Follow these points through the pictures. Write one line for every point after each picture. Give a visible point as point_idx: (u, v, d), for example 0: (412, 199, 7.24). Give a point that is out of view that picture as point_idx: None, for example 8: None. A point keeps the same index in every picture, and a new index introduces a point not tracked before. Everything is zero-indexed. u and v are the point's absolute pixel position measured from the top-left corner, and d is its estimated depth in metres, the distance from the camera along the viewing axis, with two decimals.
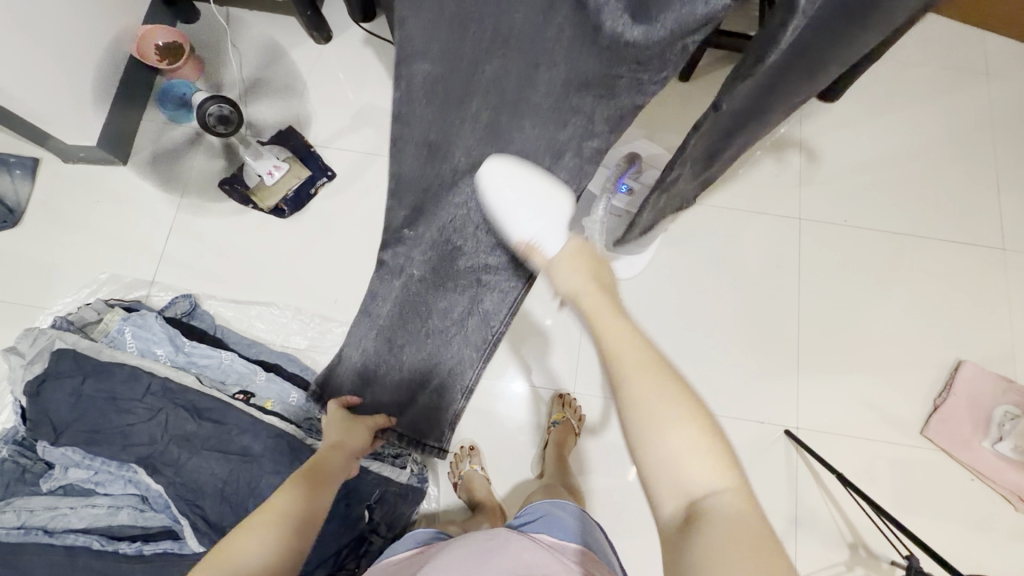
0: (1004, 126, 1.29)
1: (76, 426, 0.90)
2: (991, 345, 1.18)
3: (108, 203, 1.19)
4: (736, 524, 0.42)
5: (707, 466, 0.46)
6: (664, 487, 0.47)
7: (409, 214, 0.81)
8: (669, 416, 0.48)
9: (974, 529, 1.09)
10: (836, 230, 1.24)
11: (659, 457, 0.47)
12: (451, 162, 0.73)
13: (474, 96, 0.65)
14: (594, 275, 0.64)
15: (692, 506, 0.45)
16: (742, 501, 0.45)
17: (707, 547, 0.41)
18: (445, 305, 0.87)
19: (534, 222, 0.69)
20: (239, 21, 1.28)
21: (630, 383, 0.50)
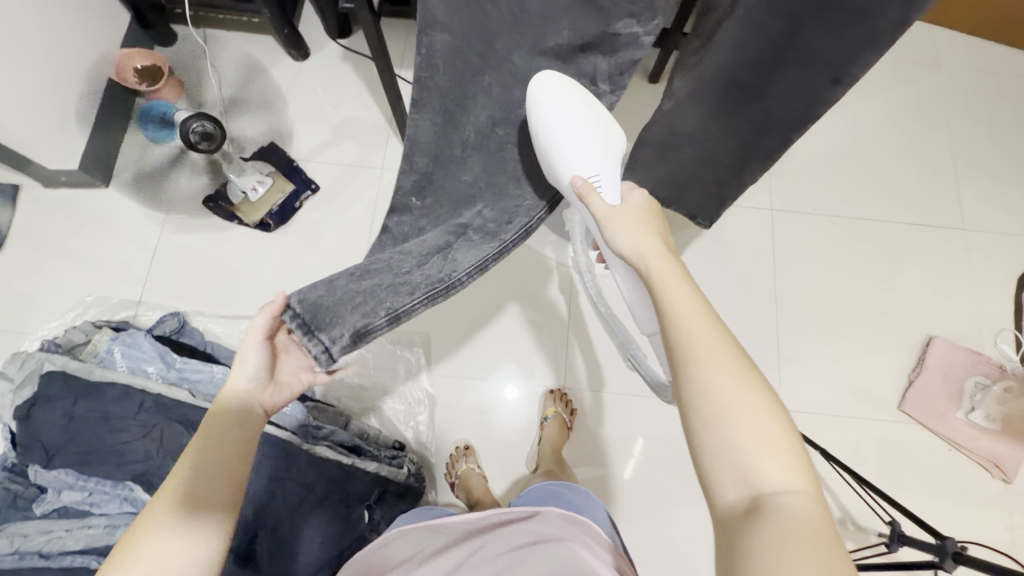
0: (957, 113, 1.36)
1: (69, 448, 0.90)
2: (959, 320, 1.23)
3: (92, 226, 1.19)
4: (809, 528, 0.38)
5: (776, 458, 0.42)
6: (727, 477, 0.42)
7: (418, 182, 0.75)
8: (740, 400, 0.44)
9: (955, 498, 1.13)
10: (805, 219, 1.29)
11: (723, 441, 0.43)
12: (462, 134, 0.74)
13: (488, 72, 0.72)
14: (663, 237, 0.57)
15: (758, 502, 0.40)
16: (814, 503, 0.40)
17: (775, 546, 0.37)
18: (420, 247, 0.68)
19: (592, 163, 0.65)
20: (216, 41, 1.31)
21: (705, 360, 0.45)
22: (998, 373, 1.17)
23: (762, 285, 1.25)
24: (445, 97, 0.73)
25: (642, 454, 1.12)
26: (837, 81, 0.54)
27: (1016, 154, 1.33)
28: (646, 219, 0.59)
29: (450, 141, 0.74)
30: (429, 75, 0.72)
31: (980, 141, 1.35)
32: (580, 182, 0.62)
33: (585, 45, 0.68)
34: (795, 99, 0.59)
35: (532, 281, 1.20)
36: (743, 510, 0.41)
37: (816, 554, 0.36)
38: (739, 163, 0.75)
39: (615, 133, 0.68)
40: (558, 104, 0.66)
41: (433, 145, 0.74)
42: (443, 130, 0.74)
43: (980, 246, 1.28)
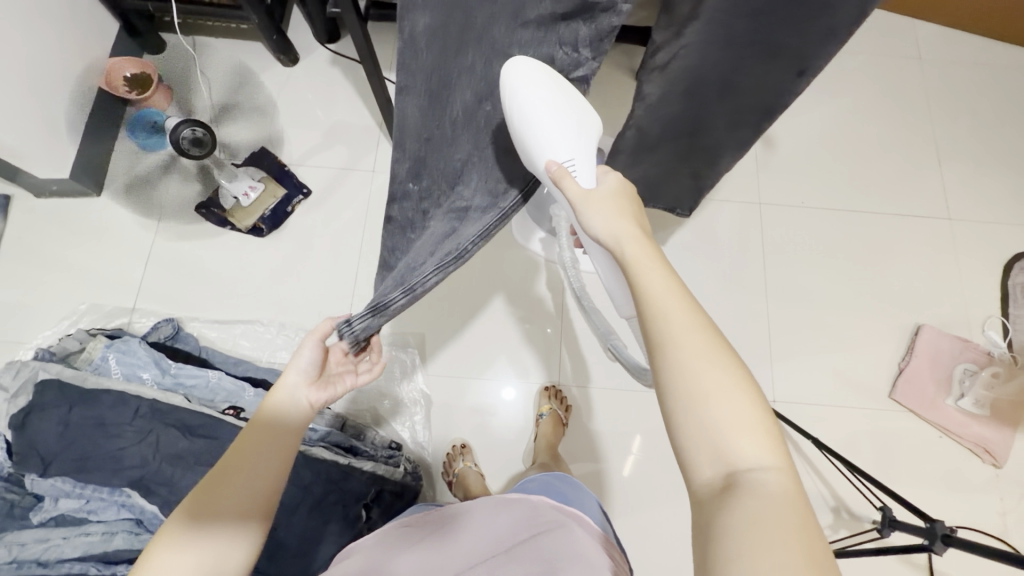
0: (940, 104, 1.39)
1: (65, 455, 0.90)
2: (947, 308, 1.25)
3: (84, 234, 1.19)
4: (782, 506, 0.39)
5: (751, 438, 0.42)
6: (703, 455, 0.43)
7: (411, 167, 0.71)
8: (716, 382, 0.44)
9: (947, 483, 1.14)
10: (793, 212, 1.31)
11: (700, 421, 0.43)
12: (450, 112, 0.64)
13: (470, 46, 0.60)
14: (638, 222, 0.56)
15: (733, 478, 0.41)
16: (788, 482, 0.41)
17: (748, 525, 0.38)
18: (435, 237, 0.65)
19: (571, 145, 0.59)
20: (206, 48, 1.31)
21: (680, 344, 0.46)
22: (985, 359, 1.19)
23: (753, 278, 1.26)
24: (430, 79, 0.63)
25: (639, 449, 1.13)
26: (802, 73, 0.58)
27: (999, 144, 1.36)
28: (624, 202, 0.57)
29: (436, 122, 0.65)
30: (411, 57, 0.63)
31: (964, 131, 1.37)
32: (553, 170, 0.58)
33: (565, 13, 0.57)
34: (762, 91, 0.62)
35: (524, 279, 1.21)
36: (720, 489, 0.41)
37: (790, 531, 0.37)
38: (711, 153, 0.78)
39: (591, 117, 0.61)
40: (537, 83, 0.57)
41: (420, 127, 0.66)
42: (431, 110, 0.64)
43: (966, 235, 1.30)
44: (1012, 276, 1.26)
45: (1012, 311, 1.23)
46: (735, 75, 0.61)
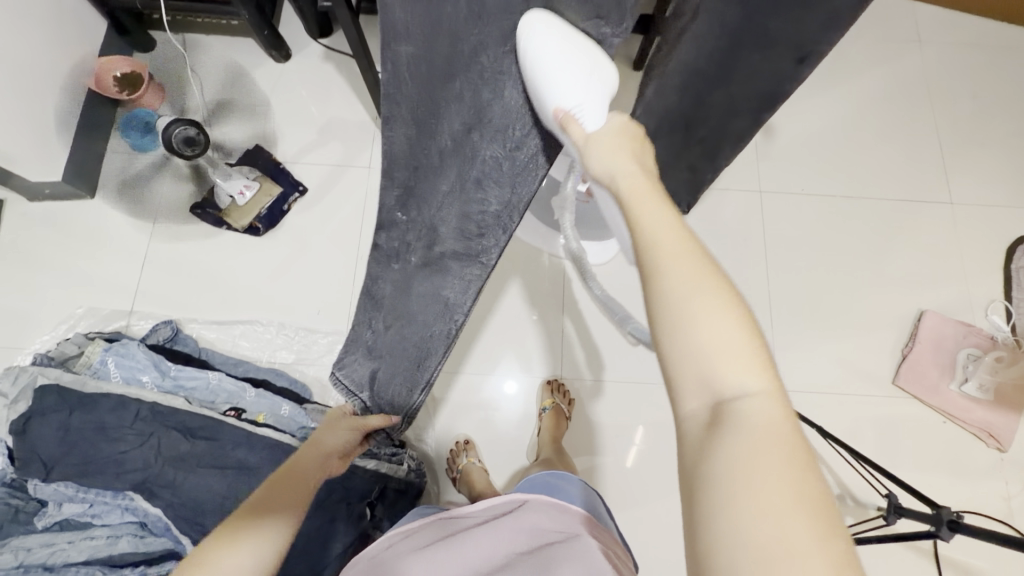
0: (940, 86, 1.37)
1: (67, 460, 0.90)
2: (949, 292, 1.24)
3: (79, 238, 1.18)
4: (771, 438, 0.36)
5: (742, 365, 0.38)
6: (689, 386, 0.39)
7: (401, 196, 0.71)
8: (705, 307, 0.39)
9: (951, 468, 1.14)
10: (794, 199, 1.30)
11: (687, 349, 0.39)
12: (438, 144, 0.62)
13: (457, 74, 0.54)
14: (638, 155, 0.50)
15: (720, 407, 0.38)
16: (776, 410, 0.37)
17: (735, 461, 0.35)
18: (415, 292, 0.75)
19: (579, 91, 0.51)
20: (197, 46, 1.29)
21: (667, 269, 0.41)
22: (988, 344, 1.19)
23: (754, 268, 1.25)
24: (417, 109, 0.60)
25: (642, 441, 1.13)
26: (802, 57, 0.55)
27: (1001, 126, 1.34)
28: (626, 137, 0.52)
29: (423, 153, 0.64)
30: (395, 88, 0.59)
31: (965, 115, 1.35)
32: (559, 118, 0.53)
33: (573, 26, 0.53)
34: (759, 80, 0.60)
35: (524, 273, 1.20)
36: (706, 423, 0.38)
37: (782, 469, 0.34)
38: (708, 144, 0.76)
39: (602, 65, 0.52)
40: (542, 31, 0.49)
41: (408, 161, 0.66)
42: (420, 142, 0.63)
43: (968, 219, 1.29)
44: (1014, 260, 1.25)
45: (1015, 294, 1.23)
46: (728, 66, 0.60)
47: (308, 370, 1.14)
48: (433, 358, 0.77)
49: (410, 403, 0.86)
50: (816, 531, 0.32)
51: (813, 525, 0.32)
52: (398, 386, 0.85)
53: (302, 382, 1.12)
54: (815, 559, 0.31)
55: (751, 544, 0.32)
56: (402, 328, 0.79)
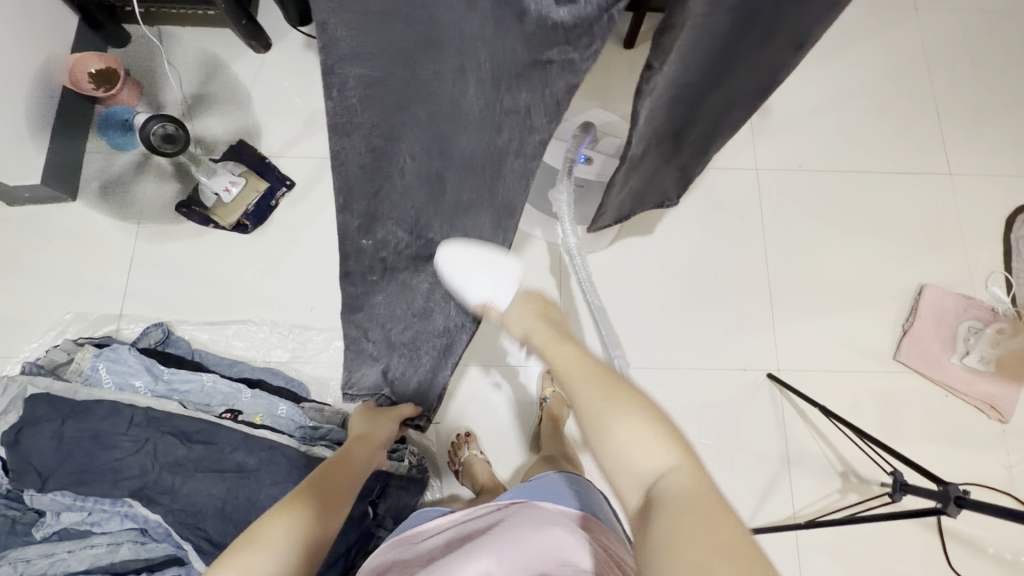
0: (936, 55, 1.34)
1: (61, 469, 0.88)
2: (948, 265, 1.23)
3: (63, 241, 1.15)
4: (688, 502, 0.43)
5: (651, 449, 0.48)
6: (625, 480, 0.49)
7: (369, 217, 0.70)
8: (614, 412, 0.52)
9: (955, 441, 1.14)
10: (790, 175, 1.28)
11: (612, 450, 0.50)
12: (400, 168, 0.65)
13: (413, 98, 0.56)
14: (541, 312, 0.71)
15: (648, 494, 0.46)
16: (689, 479, 0.46)
17: (664, 531, 0.42)
18: (410, 301, 0.83)
19: (484, 288, 0.74)
20: (172, 37, 1.25)
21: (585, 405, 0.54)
22: (989, 316, 1.18)
23: (751, 247, 1.24)
24: (373, 133, 0.60)
25: None
26: (801, 45, 0.55)
27: (998, 93, 1.32)
28: (538, 307, 0.72)
29: (384, 176, 0.65)
30: (345, 116, 0.58)
31: (962, 83, 1.33)
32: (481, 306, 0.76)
33: (516, 76, 0.50)
34: (754, 71, 0.60)
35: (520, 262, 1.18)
36: (642, 510, 0.46)
37: (700, 524, 0.41)
38: (702, 141, 0.77)
39: (505, 261, 0.75)
40: (460, 257, 0.74)
41: (369, 185, 0.66)
42: (377, 166, 0.64)
43: (966, 189, 1.27)
44: (1014, 229, 1.24)
45: (1014, 264, 1.22)
46: (724, 68, 0.59)
47: (304, 368, 1.12)
48: (456, 344, 0.89)
49: (442, 375, 0.97)
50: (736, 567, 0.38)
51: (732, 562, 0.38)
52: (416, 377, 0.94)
53: (298, 380, 1.10)
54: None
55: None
56: (417, 338, 0.87)
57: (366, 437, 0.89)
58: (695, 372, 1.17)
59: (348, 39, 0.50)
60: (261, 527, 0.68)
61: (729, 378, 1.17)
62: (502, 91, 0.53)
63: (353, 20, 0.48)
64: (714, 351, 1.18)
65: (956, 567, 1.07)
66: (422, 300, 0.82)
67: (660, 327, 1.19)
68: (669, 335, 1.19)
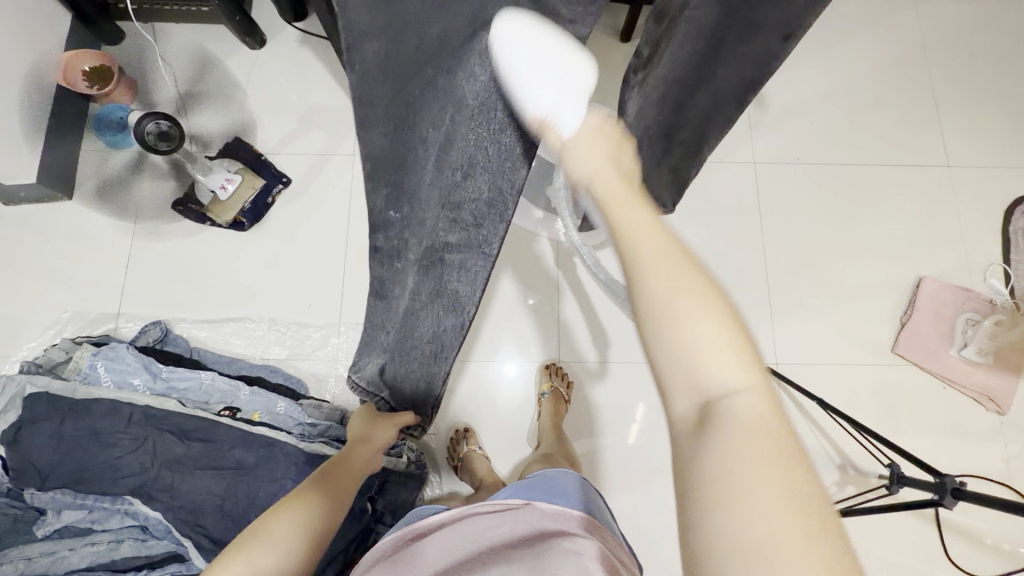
0: (936, 45, 1.33)
1: (62, 467, 0.89)
2: (946, 257, 1.23)
3: (60, 240, 1.15)
4: (762, 432, 0.33)
5: (725, 359, 0.36)
6: (677, 380, 0.36)
7: (389, 195, 0.56)
8: (681, 296, 0.37)
9: (953, 433, 1.14)
10: (788, 169, 1.27)
11: (669, 346, 0.36)
12: (422, 136, 0.48)
13: (436, 61, 0.43)
14: (602, 147, 0.49)
15: (706, 407, 0.35)
16: (762, 403, 0.35)
17: (726, 463, 0.32)
18: (411, 296, 0.67)
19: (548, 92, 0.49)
20: (166, 35, 1.24)
21: (645, 273, 0.38)
22: (987, 308, 1.18)
23: (750, 241, 1.23)
24: (394, 105, 0.48)
25: (645, 418, 1.13)
26: (788, 37, 0.51)
27: (998, 84, 1.31)
28: (596, 132, 0.51)
29: (405, 144, 0.49)
30: (367, 89, 0.47)
31: (961, 74, 1.32)
32: (536, 125, 0.50)
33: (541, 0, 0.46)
34: (741, 68, 0.58)
35: (518, 257, 1.18)
36: (695, 420, 0.35)
37: (771, 465, 0.31)
38: (693, 143, 0.74)
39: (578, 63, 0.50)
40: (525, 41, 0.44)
41: (394, 167, 0.53)
42: (401, 140, 0.50)
43: (965, 181, 1.27)
44: (1013, 221, 1.24)
45: (1013, 256, 1.22)
46: (710, 61, 0.57)
47: (302, 365, 1.12)
48: (449, 349, 0.77)
49: (435, 386, 0.85)
50: (807, 529, 0.29)
51: (806, 527, 0.30)
52: (412, 384, 0.84)
53: (297, 377, 1.11)
54: (804, 556, 0.28)
55: (739, 550, 0.29)
56: (409, 341, 0.73)
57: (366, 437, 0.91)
58: None
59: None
60: (277, 510, 0.74)
61: None
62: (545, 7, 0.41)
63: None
64: None
65: (954, 559, 1.07)
66: (411, 300, 0.67)
67: None
68: None
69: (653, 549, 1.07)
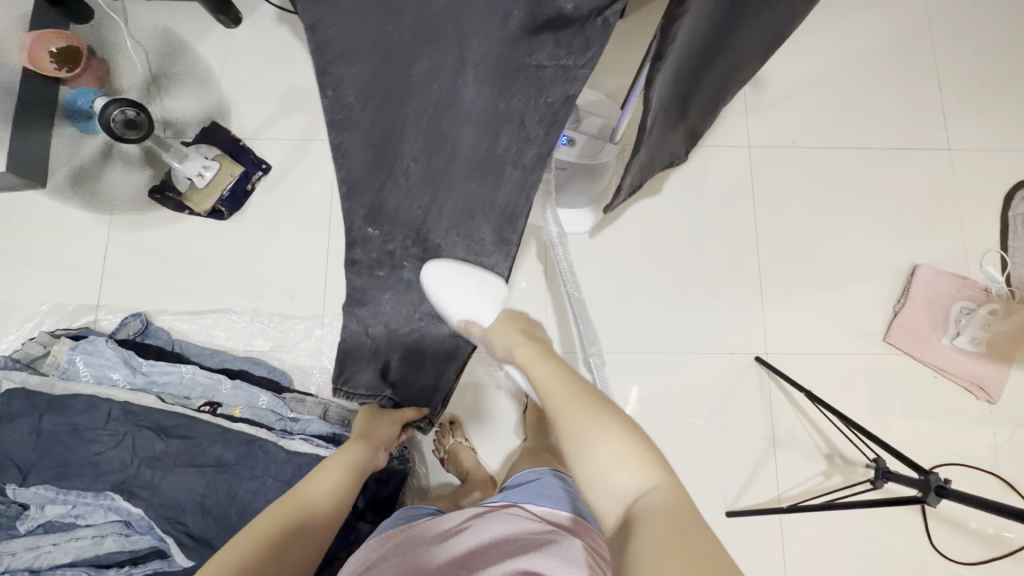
0: (941, 21, 1.28)
1: (41, 464, 0.87)
2: (942, 244, 1.20)
3: (36, 229, 1.12)
4: (664, 516, 0.45)
5: (629, 467, 0.50)
6: (602, 497, 0.51)
7: (368, 217, 0.62)
8: (594, 431, 0.53)
9: (942, 421, 1.14)
10: (784, 153, 1.24)
11: (590, 468, 0.52)
12: (401, 164, 0.58)
13: (410, 99, 0.52)
14: (525, 334, 0.72)
15: (627, 510, 0.48)
16: (663, 493, 0.48)
17: (641, 543, 0.43)
18: (415, 300, 0.78)
19: (468, 306, 0.74)
20: (136, 14, 1.18)
21: (569, 424, 0.55)
22: (982, 297, 1.16)
23: (742, 228, 1.21)
24: (371, 131, 0.53)
25: (637, 403, 1.13)
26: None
27: (1003, 62, 1.26)
28: (520, 326, 0.73)
29: (386, 174, 0.58)
30: (343, 115, 0.52)
31: (965, 52, 1.27)
32: (464, 323, 0.76)
33: (507, 77, 0.48)
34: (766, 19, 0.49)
35: None
36: (620, 527, 0.48)
37: (672, 541, 0.42)
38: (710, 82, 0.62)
39: (489, 282, 0.73)
40: (446, 277, 0.72)
41: (370, 180, 0.58)
42: (379, 162, 0.57)
43: (965, 164, 1.23)
44: (1012, 206, 1.21)
45: (1011, 243, 1.19)
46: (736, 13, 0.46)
47: (286, 357, 1.11)
48: (460, 353, 0.87)
49: (440, 389, 0.93)
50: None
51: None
52: (421, 383, 0.91)
53: (280, 369, 1.09)
54: None
55: None
56: (423, 340, 0.83)
57: (366, 437, 0.88)
58: (682, 355, 1.16)
59: (342, 28, 0.46)
60: (292, 500, 0.75)
61: (717, 362, 1.16)
62: (500, 95, 0.50)
63: (348, 6, 0.44)
64: (703, 334, 1.17)
65: (938, 547, 1.08)
66: (427, 305, 0.79)
67: (648, 310, 1.17)
68: (658, 319, 1.17)
69: None
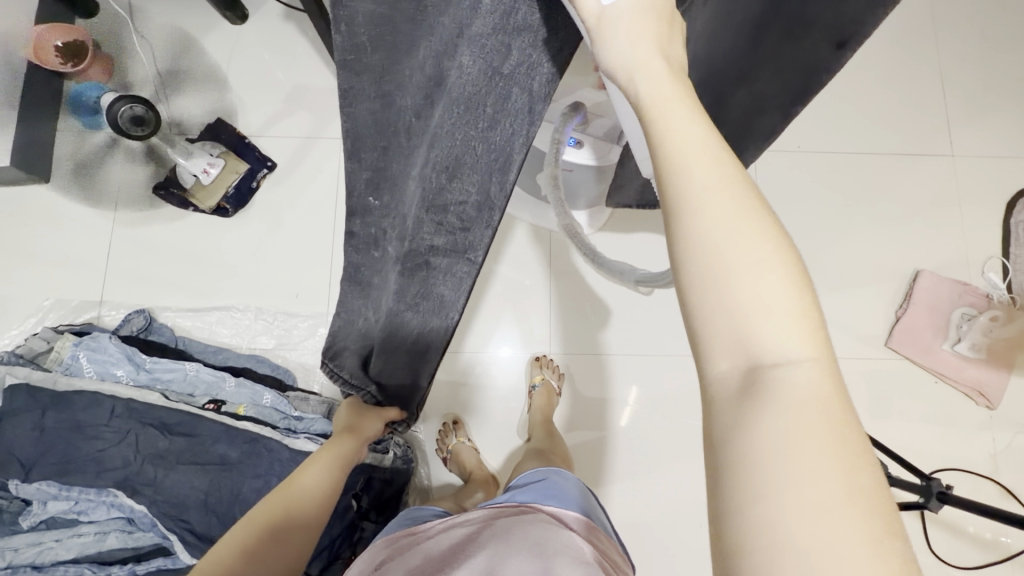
0: (946, 28, 1.29)
1: (44, 460, 0.87)
2: (945, 250, 1.21)
3: (40, 224, 1.12)
4: (827, 417, 0.24)
5: (787, 319, 0.26)
6: (719, 336, 0.26)
7: (371, 180, 0.51)
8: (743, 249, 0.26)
9: (942, 425, 1.14)
10: (789, 157, 1.24)
11: (718, 305, 0.26)
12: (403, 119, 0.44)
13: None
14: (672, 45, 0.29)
15: (754, 372, 0.26)
16: (827, 380, 0.25)
17: (778, 449, 0.24)
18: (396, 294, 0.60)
19: None
20: (142, 10, 1.18)
21: (694, 218, 0.27)
22: (984, 303, 1.16)
23: None
24: (380, 76, 0.40)
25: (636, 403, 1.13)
26: (838, 43, 0.41)
27: (1006, 70, 1.27)
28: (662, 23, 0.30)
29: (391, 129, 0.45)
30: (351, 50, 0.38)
31: (969, 59, 1.28)
32: None
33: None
34: (785, 68, 0.47)
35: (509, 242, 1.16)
36: (737, 391, 0.26)
37: (834, 466, 0.23)
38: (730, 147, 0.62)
39: None
40: None
41: (375, 138, 0.46)
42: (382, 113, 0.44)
43: (968, 170, 1.24)
44: (1014, 214, 1.21)
45: (1012, 250, 1.19)
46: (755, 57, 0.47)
47: (290, 355, 1.11)
48: (431, 354, 0.71)
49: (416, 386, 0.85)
50: (868, 535, 0.22)
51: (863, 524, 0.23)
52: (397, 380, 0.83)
53: (284, 367, 1.09)
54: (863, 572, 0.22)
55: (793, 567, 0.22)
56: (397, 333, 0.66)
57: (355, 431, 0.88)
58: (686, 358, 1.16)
59: None
60: (291, 489, 0.76)
61: None
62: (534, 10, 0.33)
63: None
64: None
65: (937, 552, 1.08)
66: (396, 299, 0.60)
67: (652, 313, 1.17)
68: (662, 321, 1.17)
69: (641, 537, 1.07)
